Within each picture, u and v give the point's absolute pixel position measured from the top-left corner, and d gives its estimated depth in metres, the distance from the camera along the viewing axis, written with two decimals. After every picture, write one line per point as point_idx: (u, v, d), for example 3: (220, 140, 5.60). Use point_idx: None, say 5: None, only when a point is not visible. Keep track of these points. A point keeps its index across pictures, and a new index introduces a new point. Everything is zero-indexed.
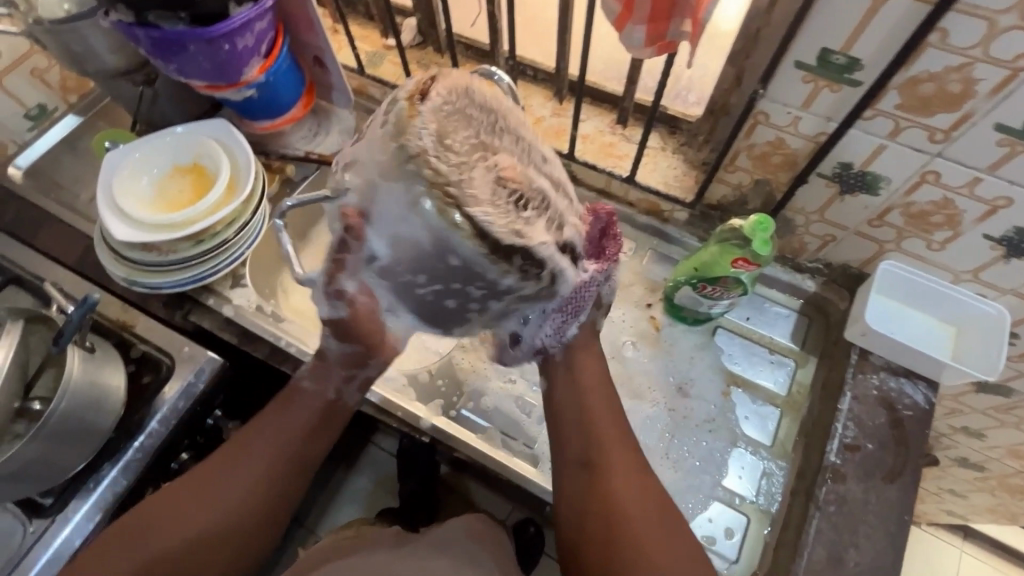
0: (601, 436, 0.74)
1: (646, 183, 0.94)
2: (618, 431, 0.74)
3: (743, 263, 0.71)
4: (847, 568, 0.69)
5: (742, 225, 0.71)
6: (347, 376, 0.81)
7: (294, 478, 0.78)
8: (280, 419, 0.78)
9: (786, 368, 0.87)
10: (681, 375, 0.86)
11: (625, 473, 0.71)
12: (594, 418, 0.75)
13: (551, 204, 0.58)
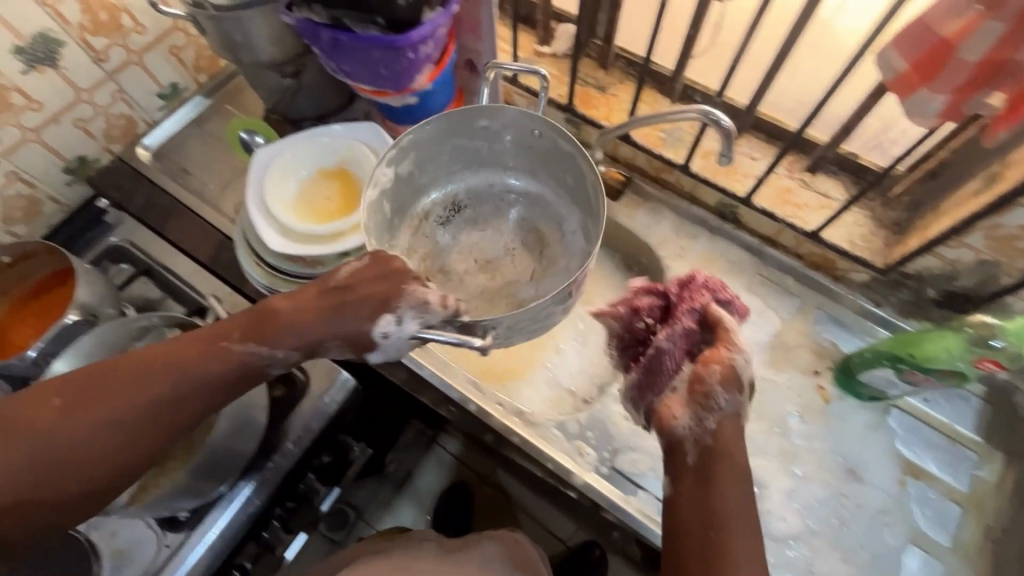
0: (724, 479, 0.59)
1: (829, 240, 0.86)
2: (745, 497, 0.58)
3: (990, 365, 0.65)
4: None
5: (993, 325, 0.65)
6: (304, 347, 0.61)
7: (152, 438, 0.56)
8: (195, 354, 0.59)
9: (969, 462, 0.79)
10: (852, 456, 0.80)
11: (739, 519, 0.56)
12: (721, 463, 0.60)
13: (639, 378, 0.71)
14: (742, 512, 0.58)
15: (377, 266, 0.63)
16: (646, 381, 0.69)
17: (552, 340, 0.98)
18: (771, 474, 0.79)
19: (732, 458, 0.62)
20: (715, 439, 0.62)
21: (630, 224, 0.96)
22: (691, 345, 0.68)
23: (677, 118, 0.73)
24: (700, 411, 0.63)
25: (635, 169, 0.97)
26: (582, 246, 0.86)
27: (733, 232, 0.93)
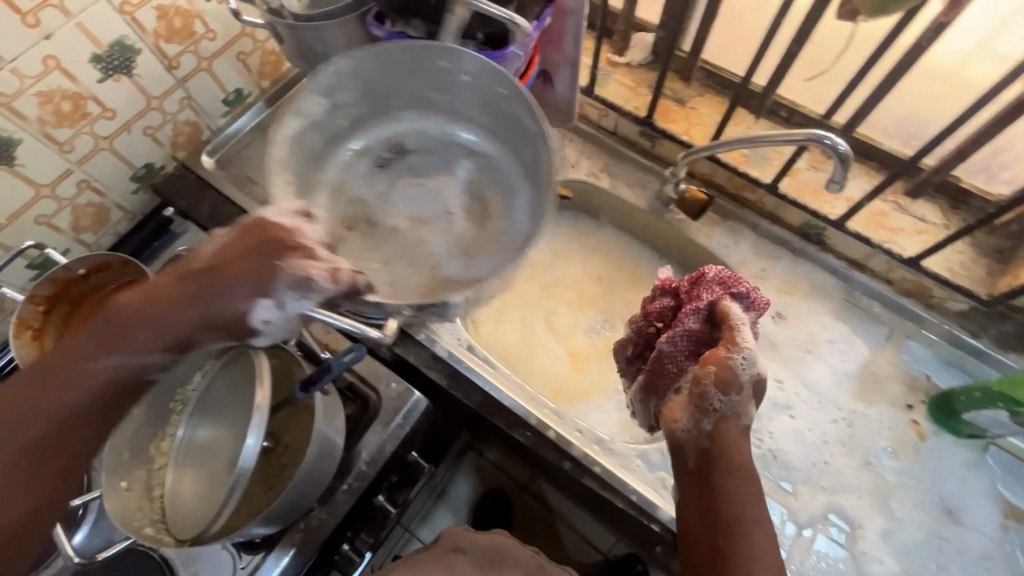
0: (730, 465, 0.61)
1: (928, 268, 0.82)
2: (750, 499, 0.60)
3: None
4: None
5: None
6: (180, 339, 0.52)
7: (48, 481, 0.49)
8: (49, 382, 0.49)
9: None
10: (951, 495, 0.76)
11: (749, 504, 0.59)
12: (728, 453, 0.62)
13: (650, 379, 0.71)
14: (751, 514, 0.59)
15: (246, 241, 0.53)
16: (651, 383, 0.70)
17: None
18: (864, 513, 0.75)
19: (735, 451, 0.62)
20: (711, 441, 0.63)
21: (708, 243, 0.92)
22: (698, 348, 0.67)
23: (786, 140, 0.71)
24: (698, 411, 0.63)
25: (714, 187, 0.94)
26: (528, 224, 0.78)
27: (818, 254, 0.89)
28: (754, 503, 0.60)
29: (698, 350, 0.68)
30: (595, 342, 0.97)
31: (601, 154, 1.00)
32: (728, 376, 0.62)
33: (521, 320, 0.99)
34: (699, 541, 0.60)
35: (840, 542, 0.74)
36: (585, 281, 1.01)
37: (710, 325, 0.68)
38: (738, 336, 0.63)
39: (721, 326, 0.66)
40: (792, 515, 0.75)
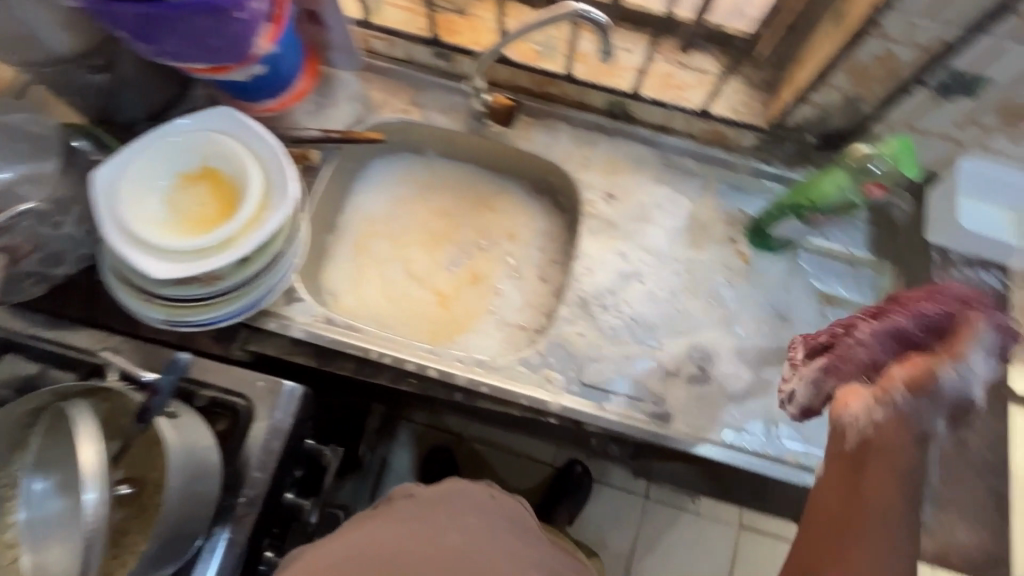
0: (878, 457, 0.57)
1: (714, 114, 0.90)
2: (867, 494, 0.56)
3: (876, 187, 0.75)
4: (971, 450, 0.76)
5: (875, 150, 0.75)
6: None
7: None
8: None
9: (868, 278, 0.91)
10: (778, 301, 0.88)
11: (876, 498, 0.55)
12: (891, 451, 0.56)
13: (834, 364, 0.65)
14: (869, 527, 0.54)
15: None
16: (830, 364, 0.66)
17: (488, 284, 0.97)
18: (716, 340, 0.85)
19: (896, 463, 0.56)
20: (876, 431, 0.58)
21: (531, 146, 0.94)
22: (922, 365, 0.58)
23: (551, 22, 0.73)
24: (875, 402, 0.59)
25: (519, 90, 0.95)
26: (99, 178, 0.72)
27: (628, 129, 0.94)
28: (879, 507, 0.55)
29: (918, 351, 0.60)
30: (457, 275, 0.97)
31: (404, 85, 0.96)
32: (927, 381, 0.57)
33: (380, 277, 0.97)
34: (819, 526, 0.58)
35: (704, 372, 0.84)
36: (432, 218, 1.00)
37: (933, 334, 0.60)
38: (959, 342, 0.57)
39: (949, 338, 0.58)
40: (662, 364, 0.84)
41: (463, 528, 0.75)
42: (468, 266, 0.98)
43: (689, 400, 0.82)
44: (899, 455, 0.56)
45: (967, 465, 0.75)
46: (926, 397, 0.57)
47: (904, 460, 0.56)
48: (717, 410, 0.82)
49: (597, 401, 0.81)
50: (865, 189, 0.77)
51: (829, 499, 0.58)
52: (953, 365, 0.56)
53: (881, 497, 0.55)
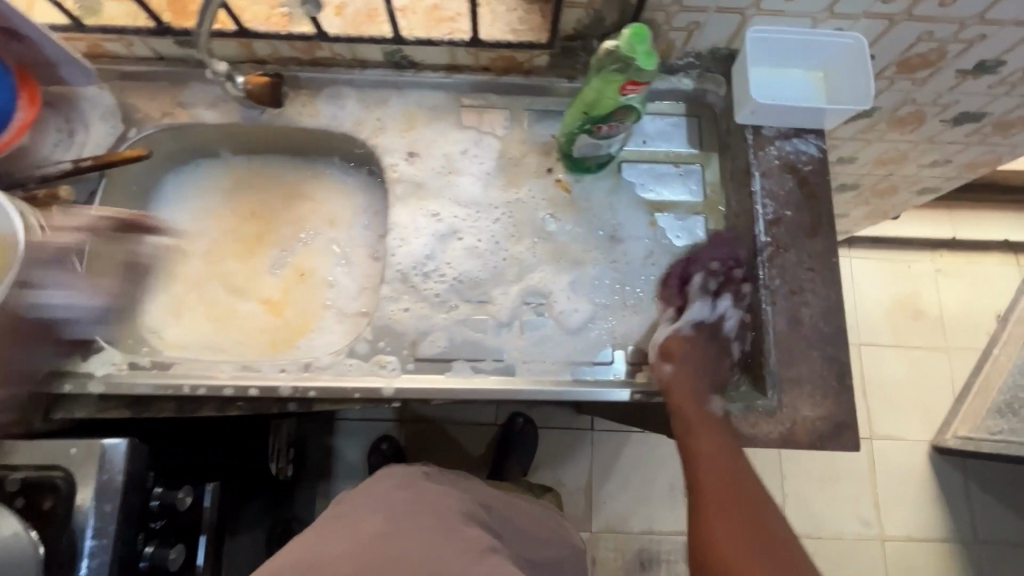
0: (697, 467, 0.71)
1: (493, 39, 0.81)
2: (728, 476, 0.70)
3: (632, 88, 0.67)
4: (805, 325, 0.76)
5: (614, 46, 0.66)
6: None
7: None
8: None
9: (695, 173, 0.87)
10: (607, 222, 0.84)
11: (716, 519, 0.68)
12: (689, 439, 0.72)
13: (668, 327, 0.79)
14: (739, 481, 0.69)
15: None
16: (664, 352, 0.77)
17: (317, 277, 0.91)
18: (549, 278, 0.82)
19: (723, 476, 0.70)
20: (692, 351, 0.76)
21: (318, 122, 0.87)
22: (677, 350, 0.76)
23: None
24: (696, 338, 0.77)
25: (288, 62, 0.86)
26: None
27: (417, 77, 0.87)
28: (721, 449, 0.71)
29: (711, 361, 0.77)
30: (283, 277, 0.91)
31: (165, 88, 0.87)
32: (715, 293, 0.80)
33: (200, 300, 0.90)
34: (702, 559, 0.68)
35: (541, 314, 0.81)
36: (243, 223, 0.93)
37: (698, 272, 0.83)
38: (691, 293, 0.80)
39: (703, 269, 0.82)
40: (497, 318, 0.80)
41: (385, 500, 0.76)
42: (292, 264, 0.92)
43: (531, 347, 0.79)
44: (704, 429, 0.71)
45: (803, 339, 0.75)
46: (687, 359, 0.75)
47: (702, 442, 0.71)
48: (561, 350, 0.80)
49: (438, 374, 0.77)
50: (630, 94, 0.68)
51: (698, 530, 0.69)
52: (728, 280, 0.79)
53: (708, 476, 0.70)
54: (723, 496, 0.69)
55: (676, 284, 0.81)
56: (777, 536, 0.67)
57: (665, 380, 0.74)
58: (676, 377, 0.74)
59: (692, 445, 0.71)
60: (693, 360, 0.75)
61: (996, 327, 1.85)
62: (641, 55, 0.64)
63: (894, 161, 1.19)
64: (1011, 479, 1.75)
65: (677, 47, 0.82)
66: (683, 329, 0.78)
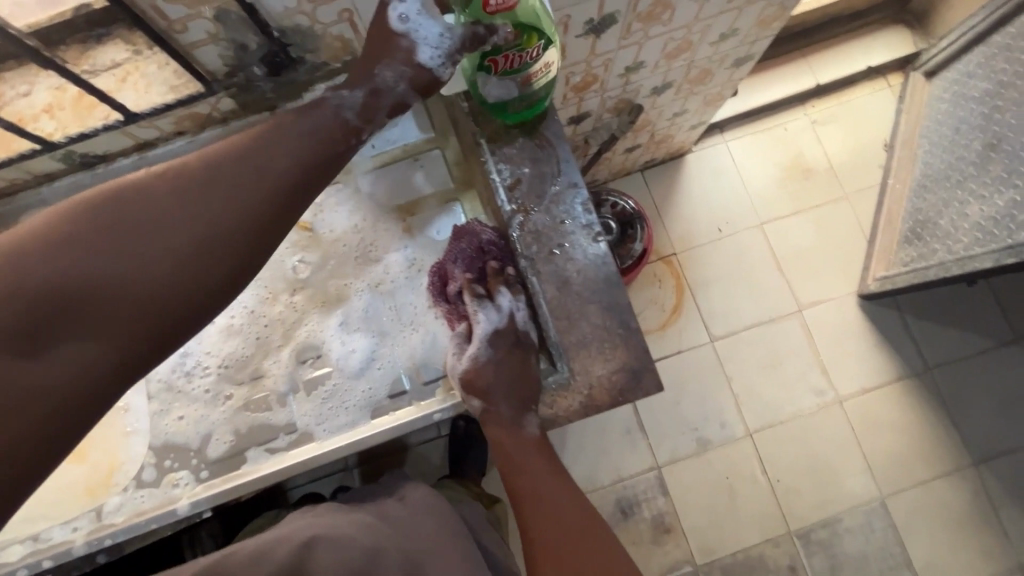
0: (523, 492, 0.69)
1: (152, 107, 0.73)
2: (549, 504, 0.68)
3: None
4: (575, 284, 0.71)
5: None
6: None
7: None
8: None
9: (436, 158, 0.81)
10: (360, 246, 0.79)
11: (539, 539, 0.67)
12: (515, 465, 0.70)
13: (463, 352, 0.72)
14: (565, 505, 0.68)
15: None
16: (467, 380, 0.71)
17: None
18: (319, 327, 0.77)
19: (546, 500, 0.68)
20: (491, 369, 0.70)
21: None
22: (479, 379, 0.71)
23: None
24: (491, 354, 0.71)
25: None
26: None
27: (112, 169, 0.80)
28: (545, 478, 0.69)
29: (521, 370, 0.71)
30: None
31: None
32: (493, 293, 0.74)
33: None
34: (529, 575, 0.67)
35: (321, 367, 0.76)
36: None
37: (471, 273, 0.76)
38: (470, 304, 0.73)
39: (474, 271, 0.75)
40: (276, 389, 0.76)
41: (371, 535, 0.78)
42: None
43: (321, 406, 0.75)
44: (527, 459, 0.70)
45: (576, 299, 0.71)
46: (493, 386, 0.70)
47: (527, 466, 0.69)
48: (353, 397, 0.75)
49: (235, 471, 0.73)
50: (535, 59, 0.62)
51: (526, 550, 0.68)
52: (499, 276, 0.74)
53: (530, 501, 0.68)
54: (548, 518, 0.67)
55: (444, 306, 0.76)
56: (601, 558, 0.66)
57: (486, 418, 0.70)
58: (500, 415, 0.70)
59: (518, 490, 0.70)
60: (502, 382, 0.70)
61: (887, 156, 1.81)
62: (529, 27, 0.59)
63: (682, 49, 1.12)
64: (942, 298, 1.74)
65: (351, 40, 0.74)
66: (479, 354, 0.71)
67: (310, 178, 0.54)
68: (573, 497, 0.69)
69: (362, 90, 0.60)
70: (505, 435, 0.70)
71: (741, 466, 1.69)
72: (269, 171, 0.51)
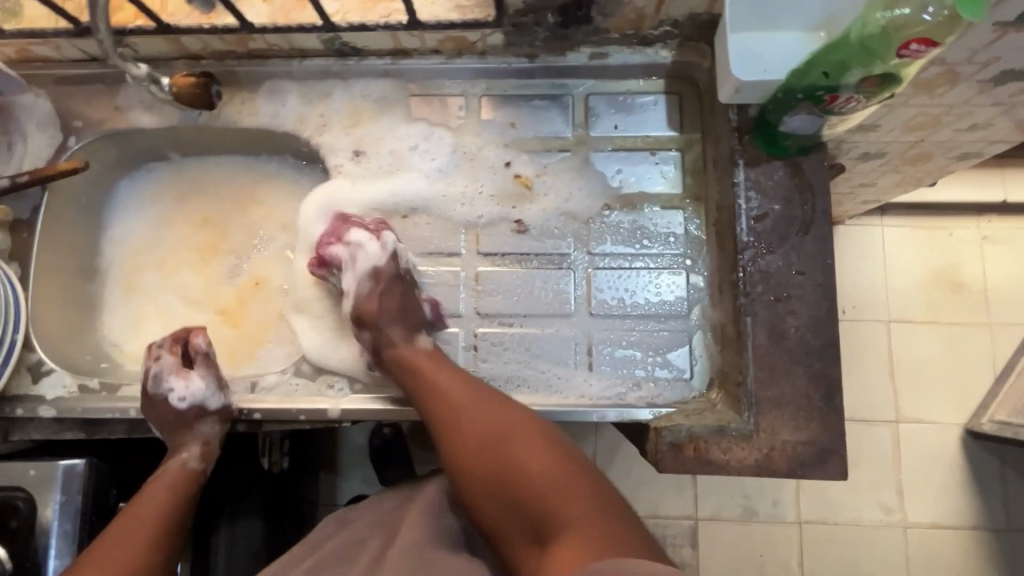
0: (453, 433, 0.65)
1: (435, 19, 0.72)
2: (481, 436, 0.63)
3: (918, 46, 0.51)
4: (791, 338, 0.67)
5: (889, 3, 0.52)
6: None
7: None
8: None
9: (672, 159, 0.77)
10: (572, 224, 0.77)
11: (515, 458, 0.60)
12: (439, 418, 0.66)
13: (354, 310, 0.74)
14: (513, 451, 0.61)
15: None
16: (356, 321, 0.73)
17: (251, 282, 0.87)
18: (506, 287, 0.76)
19: (472, 437, 0.64)
20: (381, 299, 0.73)
21: (259, 122, 0.80)
22: (388, 291, 0.73)
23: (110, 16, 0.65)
24: (377, 277, 0.74)
25: (224, 55, 0.80)
26: None
27: (362, 66, 0.79)
28: (483, 421, 0.64)
29: (406, 305, 0.73)
30: (237, 284, 0.88)
31: (99, 91, 0.82)
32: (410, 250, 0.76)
33: (155, 312, 0.88)
34: (478, 490, 0.62)
35: (496, 326, 0.75)
36: (195, 230, 0.90)
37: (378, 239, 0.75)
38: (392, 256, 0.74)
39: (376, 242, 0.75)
40: (448, 331, 0.75)
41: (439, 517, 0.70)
42: (237, 271, 0.88)
43: (487, 364, 0.74)
44: (449, 388, 0.67)
45: (784, 356, 0.67)
46: (382, 314, 0.72)
47: (454, 408, 0.66)
48: (523, 369, 0.74)
49: (391, 396, 0.73)
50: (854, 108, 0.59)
51: (487, 467, 0.62)
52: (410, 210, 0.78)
53: (466, 429, 0.64)
54: (506, 447, 0.62)
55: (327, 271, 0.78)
56: (540, 486, 0.58)
57: (378, 345, 0.72)
58: (398, 348, 0.71)
59: (466, 481, 0.63)
60: (389, 312, 0.72)
61: None
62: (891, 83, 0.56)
63: (928, 127, 1.03)
64: None
65: (647, 15, 0.71)
66: (359, 287, 0.75)
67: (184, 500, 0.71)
68: (551, 440, 0.62)
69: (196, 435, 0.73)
70: (437, 400, 0.67)
71: (779, 548, 1.58)
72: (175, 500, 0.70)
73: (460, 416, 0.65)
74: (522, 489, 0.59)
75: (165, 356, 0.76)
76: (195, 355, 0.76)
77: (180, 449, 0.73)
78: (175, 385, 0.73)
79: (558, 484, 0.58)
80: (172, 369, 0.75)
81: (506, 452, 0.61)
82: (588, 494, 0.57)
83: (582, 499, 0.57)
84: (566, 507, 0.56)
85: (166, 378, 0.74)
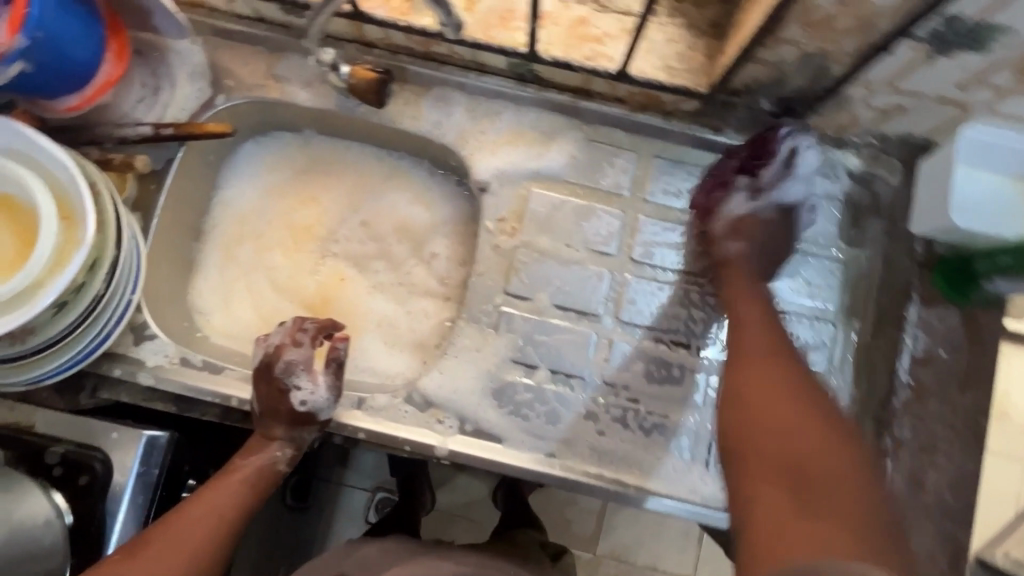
0: (745, 397, 0.57)
1: (644, 75, 0.69)
2: (774, 375, 0.58)
3: None
4: (929, 492, 0.65)
5: None
6: None
7: None
8: None
9: (834, 271, 0.72)
10: (715, 315, 0.73)
11: (754, 431, 0.55)
12: (750, 379, 0.58)
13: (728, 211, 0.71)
14: (796, 414, 0.54)
15: None
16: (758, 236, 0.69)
17: (354, 282, 0.82)
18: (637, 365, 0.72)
19: (752, 396, 0.57)
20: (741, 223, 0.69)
21: (419, 126, 0.76)
22: (748, 229, 0.69)
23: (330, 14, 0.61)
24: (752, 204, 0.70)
25: (401, 49, 0.76)
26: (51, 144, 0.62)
27: (540, 96, 0.75)
28: (774, 373, 0.58)
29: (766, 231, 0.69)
30: (323, 279, 0.82)
31: (259, 54, 0.78)
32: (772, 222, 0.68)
33: (244, 295, 0.82)
34: (771, 467, 0.53)
35: (616, 402, 0.72)
36: (299, 207, 0.83)
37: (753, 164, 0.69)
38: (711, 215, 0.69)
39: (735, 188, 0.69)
40: (567, 395, 0.72)
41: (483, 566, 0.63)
42: (334, 267, 0.82)
43: (604, 438, 0.71)
44: (764, 359, 0.59)
45: (920, 509, 0.65)
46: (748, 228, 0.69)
47: (761, 371, 0.58)
48: (638, 450, 0.70)
49: (498, 446, 0.70)
50: None
51: (751, 454, 0.54)
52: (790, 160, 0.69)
53: (750, 378, 0.58)
54: (776, 412, 0.55)
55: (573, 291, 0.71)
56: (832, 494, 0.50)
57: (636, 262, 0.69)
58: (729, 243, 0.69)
59: (729, 419, 0.57)
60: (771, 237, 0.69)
61: None
62: None
63: None
64: None
65: (861, 124, 0.68)
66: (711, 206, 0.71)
67: (231, 526, 0.61)
68: (834, 422, 0.54)
69: (289, 444, 0.67)
70: (742, 343, 0.61)
71: None
72: (222, 523, 0.61)
73: (756, 361, 0.59)
74: (824, 471, 0.51)
75: (305, 343, 0.70)
76: (331, 358, 0.70)
77: (273, 443, 0.67)
78: (302, 385, 0.67)
79: (824, 462, 0.51)
80: (306, 364, 0.68)
81: (760, 439, 0.54)
82: (849, 503, 0.49)
83: (860, 504, 0.49)
84: (856, 498, 0.49)
85: (296, 372, 0.68)
